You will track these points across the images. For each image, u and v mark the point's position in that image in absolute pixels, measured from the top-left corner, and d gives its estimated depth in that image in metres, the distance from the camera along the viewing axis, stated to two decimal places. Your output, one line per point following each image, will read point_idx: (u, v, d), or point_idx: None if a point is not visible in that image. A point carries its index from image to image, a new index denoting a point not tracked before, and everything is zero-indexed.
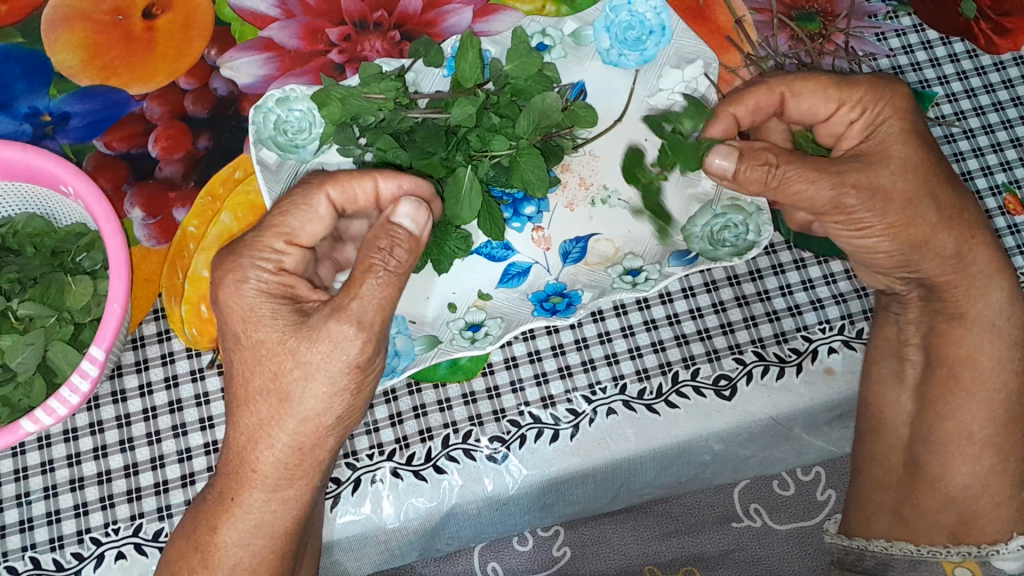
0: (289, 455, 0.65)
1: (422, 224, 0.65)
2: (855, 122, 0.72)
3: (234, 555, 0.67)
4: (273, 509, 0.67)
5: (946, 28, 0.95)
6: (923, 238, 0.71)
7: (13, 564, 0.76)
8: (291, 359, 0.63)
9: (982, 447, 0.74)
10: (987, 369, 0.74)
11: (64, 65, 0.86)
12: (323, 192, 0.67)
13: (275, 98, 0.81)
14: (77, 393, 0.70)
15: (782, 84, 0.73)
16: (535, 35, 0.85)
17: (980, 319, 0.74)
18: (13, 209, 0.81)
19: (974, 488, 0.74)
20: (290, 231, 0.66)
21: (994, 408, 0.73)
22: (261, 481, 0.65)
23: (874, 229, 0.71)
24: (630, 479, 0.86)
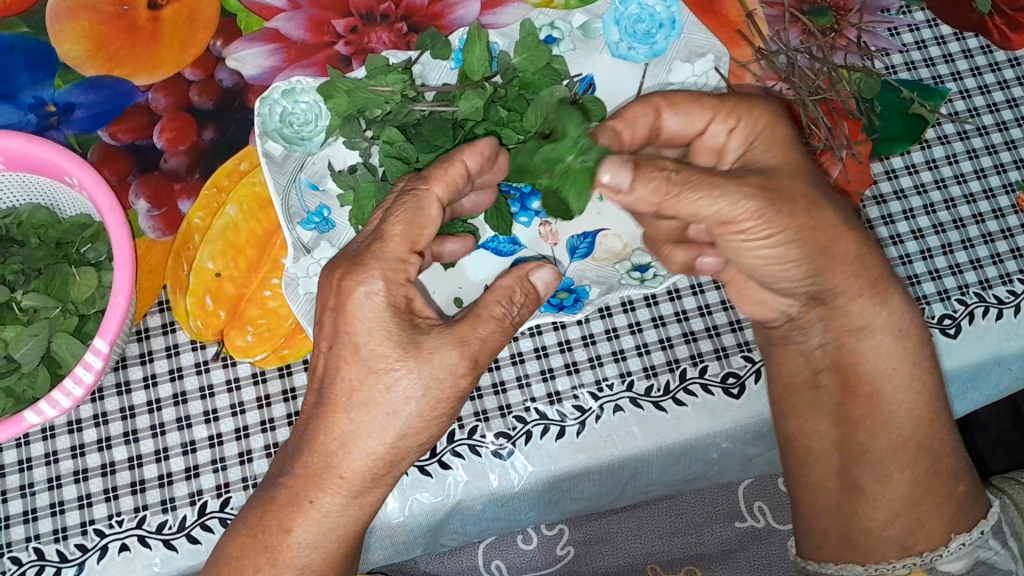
0: (373, 464, 0.64)
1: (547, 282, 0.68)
2: (734, 131, 0.71)
3: (304, 557, 0.65)
4: (350, 515, 0.65)
5: (959, 24, 0.94)
6: (830, 244, 0.69)
7: (16, 555, 0.76)
8: (410, 368, 0.61)
9: (914, 451, 0.70)
10: (897, 375, 0.71)
11: (69, 55, 0.85)
12: (433, 195, 0.65)
13: (281, 91, 0.80)
14: (81, 385, 0.69)
15: (657, 96, 0.71)
16: (543, 28, 0.84)
17: (887, 325, 0.71)
18: (18, 199, 0.81)
19: (913, 496, 0.70)
20: (411, 238, 0.63)
21: (916, 408, 0.70)
22: (347, 487, 0.64)
23: (781, 234, 0.67)
24: (636, 477, 0.85)
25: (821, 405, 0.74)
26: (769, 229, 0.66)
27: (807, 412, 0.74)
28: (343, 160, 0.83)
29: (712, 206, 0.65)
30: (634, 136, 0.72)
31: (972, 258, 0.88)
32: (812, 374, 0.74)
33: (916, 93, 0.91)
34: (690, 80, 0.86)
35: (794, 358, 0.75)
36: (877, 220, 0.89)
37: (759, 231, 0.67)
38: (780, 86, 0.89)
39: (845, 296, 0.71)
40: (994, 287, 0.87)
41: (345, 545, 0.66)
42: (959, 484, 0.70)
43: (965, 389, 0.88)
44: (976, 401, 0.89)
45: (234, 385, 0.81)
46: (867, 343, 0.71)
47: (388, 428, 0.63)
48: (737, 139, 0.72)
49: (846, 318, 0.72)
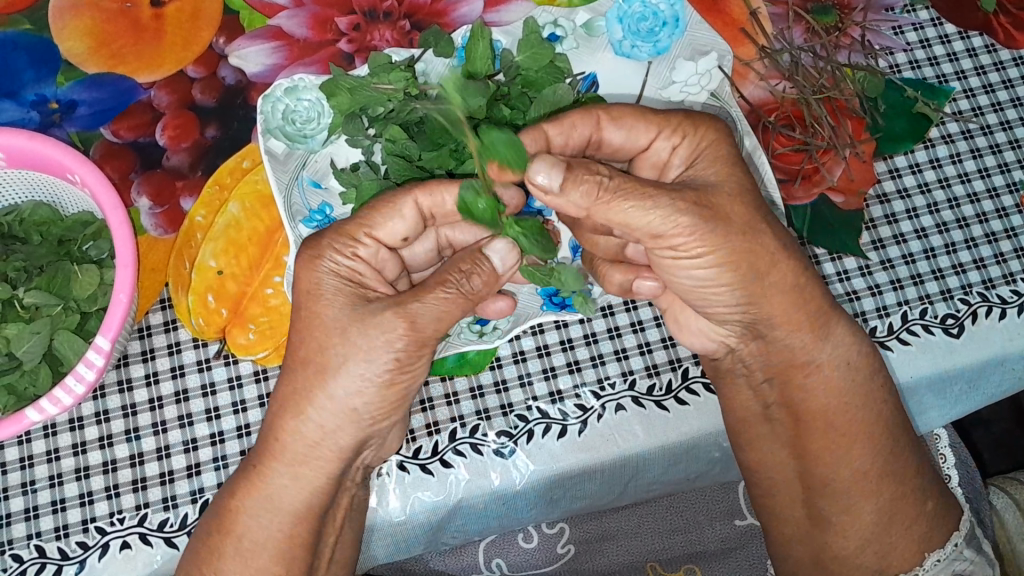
0: (311, 432, 0.66)
1: (509, 264, 0.67)
2: (677, 149, 0.69)
3: (258, 530, 0.67)
4: (290, 486, 0.67)
5: (964, 23, 0.93)
6: (767, 268, 0.66)
7: (18, 552, 0.76)
8: (338, 336, 0.63)
9: (877, 480, 0.72)
10: (851, 407, 0.72)
11: (71, 52, 0.85)
12: (411, 196, 0.67)
13: (284, 88, 0.80)
14: (83, 382, 0.69)
15: (601, 108, 0.68)
16: (547, 26, 0.85)
17: (833, 358, 0.71)
18: (20, 196, 0.81)
19: (882, 522, 0.72)
20: (373, 225, 0.67)
21: (874, 439, 0.71)
22: (282, 451, 0.66)
23: (715, 253, 0.64)
24: (638, 475, 0.84)
25: (775, 438, 0.75)
26: (702, 248, 0.64)
27: (760, 444, 0.76)
28: (346, 158, 0.83)
29: (645, 217, 0.62)
30: (568, 143, 0.69)
31: (975, 257, 0.88)
32: (763, 410, 0.75)
33: (920, 92, 0.91)
34: (693, 78, 0.86)
35: (742, 394, 0.76)
36: (879, 220, 0.89)
37: (692, 248, 0.64)
38: (783, 85, 0.89)
39: (781, 330, 0.70)
40: (997, 287, 0.87)
41: (297, 523, 0.68)
42: (928, 501, 0.72)
43: (966, 389, 0.86)
44: (980, 403, 0.87)
45: (236, 384, 0.81)
46: (812, 378, 0.71)
47: (322, 394, 0.64)
48: (679, 156, 0.69)
49: (788, 351, 0.71)
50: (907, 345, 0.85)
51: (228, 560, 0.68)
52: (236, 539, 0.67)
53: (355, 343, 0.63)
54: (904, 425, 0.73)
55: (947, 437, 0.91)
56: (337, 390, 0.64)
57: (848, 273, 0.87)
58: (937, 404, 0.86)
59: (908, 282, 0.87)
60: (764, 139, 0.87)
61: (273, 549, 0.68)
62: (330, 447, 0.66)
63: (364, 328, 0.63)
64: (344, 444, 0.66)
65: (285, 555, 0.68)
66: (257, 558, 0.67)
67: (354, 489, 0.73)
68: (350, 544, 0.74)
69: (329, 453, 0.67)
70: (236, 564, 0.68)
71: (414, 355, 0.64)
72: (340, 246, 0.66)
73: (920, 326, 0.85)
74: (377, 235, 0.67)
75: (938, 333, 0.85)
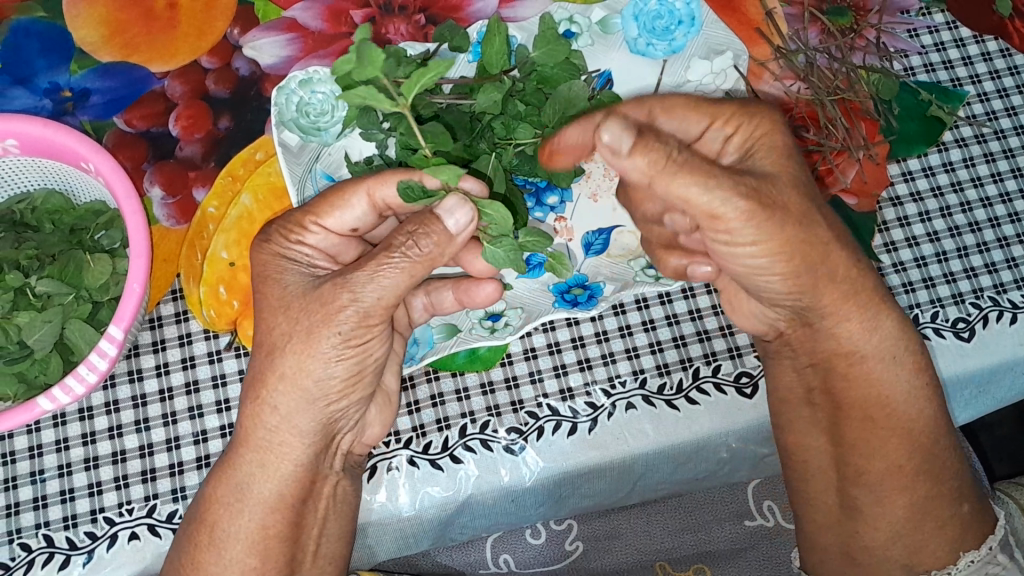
0: (269, 418, 0.64)
1: (464, 224, 0.63)
2: (730, 139, 0.69)
3: (234, 524, 0.66)
4: (258, 479, 0.66)
5: (979, 27, 0.93)
6: (818, 258, 0.66)
7: (26, 541, 0.76)
8: (281, 313, 0.63)
9: (910, 477, 0.70)
10: (895, 400, 0.70)
11: (84, 41, 0.84)
12: (362, 186, 0.66)
13: (298, 80, 0.79)
14: (95, 371, 0.69)
15: (653, 100, 0.70)
16: (563, 22, 0.84)
17: (878, 351, 0.70)
18: (33, 184, 0.81)
19: (915, 518, 0.70)
20: (323, 214, 0.67)
21: (913, 433, 0.70)
22: (246, 439, 0.66)
23: (766, 246, 0.65)
24: (647, 475, 0.84)
25: (815, 421, 0.74)
26: (756, 238, 0.64)
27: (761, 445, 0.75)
28: (359, 151, 0.82)
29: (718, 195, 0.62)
30: None
31: (987, 262, 0.88)
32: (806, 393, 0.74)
33: (934, 95, 0.90)
34: (708, 77, 0.86)
35: None
36: (891, 222, 0.89)
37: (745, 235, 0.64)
38: (798, 86, 0.88)
39: (829, 309, 0.69)
40: (1008, 292, 0.87)
41: (269, 513, 0.67)
42: (965, 503, 0.71)
43: (977, 393, 0.86)
44: (983, 408, 0.87)
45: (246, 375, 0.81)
46: (858, 368, 0.70)
47: (274, 376, 0.63)
48: (733, 145, 0.68)
49: (833, 341, 0.71)
50: None
51: (204, 549, 0.67)
52: (211, 528, 0.67)
53: (295, 317, 0.62)
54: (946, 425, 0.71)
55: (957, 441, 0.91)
56: (287, 369, 0.63)
57: None
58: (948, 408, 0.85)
59: (920, 285, 0.87)
60: None
61: (246, 539, 0.66)
62: (291, 429, 0.65)
63: (306, 305, 0.62)
64: (305, 425, 0.65)
65: (262, 546, 0.67)
66: (230, 550, 0.66)
67: (336, 478, 0.71)
68: (337, 538, 0.72)
69: (291, 437, 0.65)
70: (211, 554, 0.66)
71: (361, 330, 0.62)
72: (286, 232, 0.67)
73: (931, 329, 0.85)
74: (326, 223, 0.67)
75: (950, 337, 0.85)
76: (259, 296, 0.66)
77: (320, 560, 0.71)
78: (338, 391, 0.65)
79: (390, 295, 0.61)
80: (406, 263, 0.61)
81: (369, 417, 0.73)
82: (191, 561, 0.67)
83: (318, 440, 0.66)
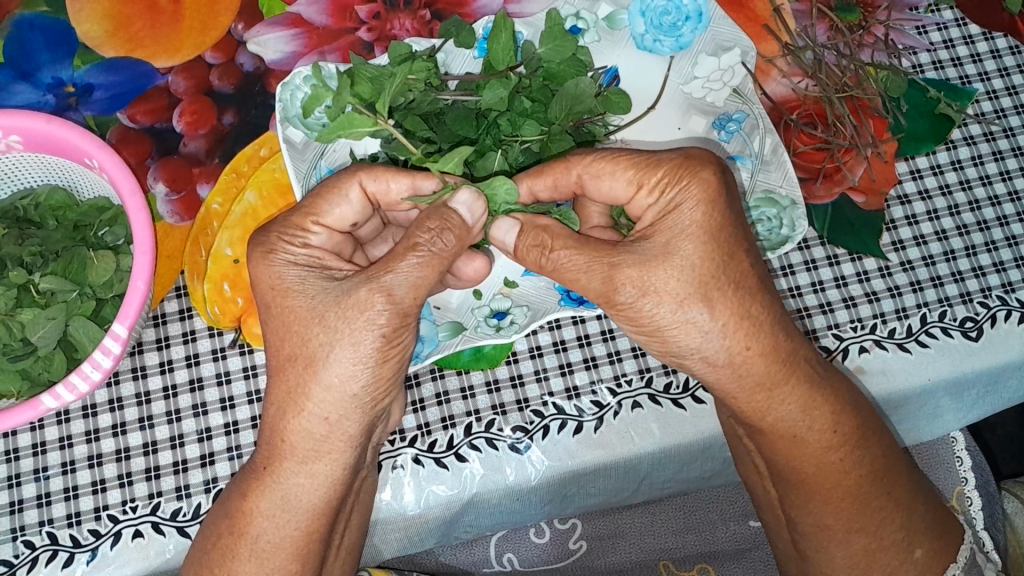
0: (316, 427, 0.63)
1: (477, 216, 0.63)
2: (652, 209, 0.64)
3: (267, 532, 0.67)
4: (303, 482, 0.65)
5: (989, 24, 0.92)
6: (687, 351, 0.65)
7: (30, 538, 0.76)
8: (317, 323, 0.61)
9: (845, 532, 0.71)
10: (813, 466, 0.70)
11: (88, 36, 0.84)
12: (356, 180, 0.66)
13: (303, 75, 0.78)
14: (99, 369, 0.68)
15: (579, 165, 0.67)
16: (569, 18, 0.83)
17: (775, 426, 0.69)
18: (36, 180, 0.81)
19: (859, 566, 0.72)
20: (321, 212, 0.66)
21: (837, 495, 0.70)
22: (292, 451, 0.65)
23: (644, 326, 0.64)
24: (653, 474, 0.84)
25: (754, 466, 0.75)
26: (639, 319, 0.64)
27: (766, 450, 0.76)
28: (364, 148, 0.82)
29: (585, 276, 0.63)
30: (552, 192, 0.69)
31: (995, 260, 0.87)
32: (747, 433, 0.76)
33: (942, 93, 0.90)
34: (715, 74, 0.85)
35: None
36: (900, 220, 0.88)
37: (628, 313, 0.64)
38: (806, 82, 0.88)
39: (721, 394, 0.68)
40: (1016, 291, 0.86)
41: (313, 520, 0.67)
42: (915, 549, 0.72)
43: (983, 393, 0.86)
44: (992, 408, 0.87)
45: (251, 373, 0.81)
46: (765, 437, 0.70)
47: (318, 387, 0.62)
48: (650, 215, 0.64)
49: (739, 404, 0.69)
50: (925, 347, 0.84)
51: (242, 561, 0.67)
52: (251, 541, 0.67)
53: (337, 330, 0.61)
54: (879, 485, 0.71)
55: (964, 440, 0.93)
56: (332, 380, 0.62)
57: (868, 274, 0.86)
58: (954, 406, 0.86)
59: (928, 284, 0.86)
60: (786, 136, 0.87)
61: (291, 546, 0.67)
62: (341, 435, 0.64)
63: (344, 314, 0.60)
64: (354, 429, 0.64)
65: (303, 551, 0.68)
66: (275, 559, 0.67)
67: (365, 473, 0.73)
68: (355, 530, 0.74)
69: (341, 443, 0.64)
70: (253, 565, 0.67)
71: (400, 329, 0.61)
72: (289, 236, 0.65)
73: (938, 329, 0.85)
74: (326, 222, 0.66)
75: (958, 337, 0.84)
76: (278, 311, 0.64)
77: (342, 552, 0.73)
78: (383, 388, 0.64)
79: (423, 289, 0.61)
80: (432, 257, 0.60)
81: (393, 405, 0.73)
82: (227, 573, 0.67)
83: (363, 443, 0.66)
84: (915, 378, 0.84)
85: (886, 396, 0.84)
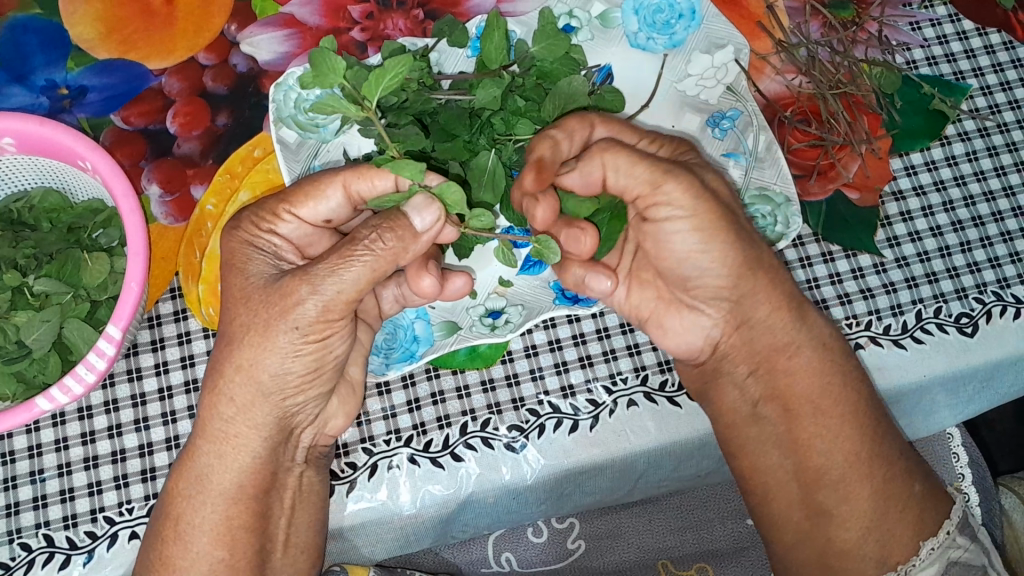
0: (226, 408, 0.65)
1: (429, 222, 0.62)
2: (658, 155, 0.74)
3: (204, 511, 0.66)
4: (214, 463, 0.66)
5: (982, 20, 0.92)
6: (734, 248, 0.69)
7: (26, 541, 0.76)
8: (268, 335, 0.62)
9: (868, 463, 0.71)
10: (835, 389, 0.72)
11: (81, 38, 0.84)
12: (339, 179, 0.66)
13: (295, 76, 0.78)
14: (93, 371, 0.68)
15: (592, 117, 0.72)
16: (562, 16, 0.83)
17: (812, 339, 0.73)
18: (30, 183, 0.81)
19: (881, 505, 0.70)
20: (296, 203, 0.66)
21: (860, 421, 0.72)
22: (203, 429, 0.66)
23: (699, 217, 0.67)
24: (648, 473, 0.84)
25: (765, 437, 0.74)
26: (692, 209, 0.67)
27: (756, 444, 0.74)
28: (358, 148, 0.82)
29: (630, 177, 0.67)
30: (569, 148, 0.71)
31: (991, 256, 0.87)
32: (750, 409, 0.75)
33: (937, 89, 0.90)
34: (709, 71, 0.85)
35: (730, 392, 0.76)
36: (894, 217, 0.88)
37: (682, 207, 0.67)
38: (800, 79, 0.88)
39: (764, 311, 0.72)
40: (1012, 287, 0.86)
41: (231, 504, 0.67)
42: (916, 484, 0.71)
43: (980, 389, 0.86)
44: (982, 405, 0.88)
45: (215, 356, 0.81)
46: (796, 359, 0.73)
47: (231, 367, 0.63)
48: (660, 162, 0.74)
49: (771, 334, 0.73)
50: (921, 343, 0.84)
51: (170, 544, 0.66)
52: (176, 522, 0.67)
53: (256, 310, 0.62)
54: (880, 408, 0.74)
55: (960, 436, 0.93)
56: (244, 359, 0.63)
57: (862, 270, 0.86)
58: (950, 403, 0.86)
59: (923, 280, 0.86)
60: (780, 133, 0.88)
61: (215, 530, 0.66)
62: (247, 421, 0.65)
63: (266, 297, 0.62)
64: (263, 418, 0.65)
65: (229, 538, 0.67)
66: (198, 543, 0.66)
67: (299, 469, 0.72)
68: (308, 526, 0.73)
69: (247, 429, 0.66)
70: (179, 548, 0.66)
71: (322, 324, 0.62)
72: (259, 220, 0.66)
73: (934, 324, 0.85)
74: (300, 214, 0.67)
75: (953, 333, 0.84)
76: (252, 315, 0.62)
77: (291, 550, 0.71)
78: (295, 385, 0.65)
79: (349, 291, 0.61)
80: (371, 257, 0.60)
81: (331, 409, 0.72)
82: (159, 558, 0.67)
83: (275, 433, 0.67)
84: (910, 375, 0.84)
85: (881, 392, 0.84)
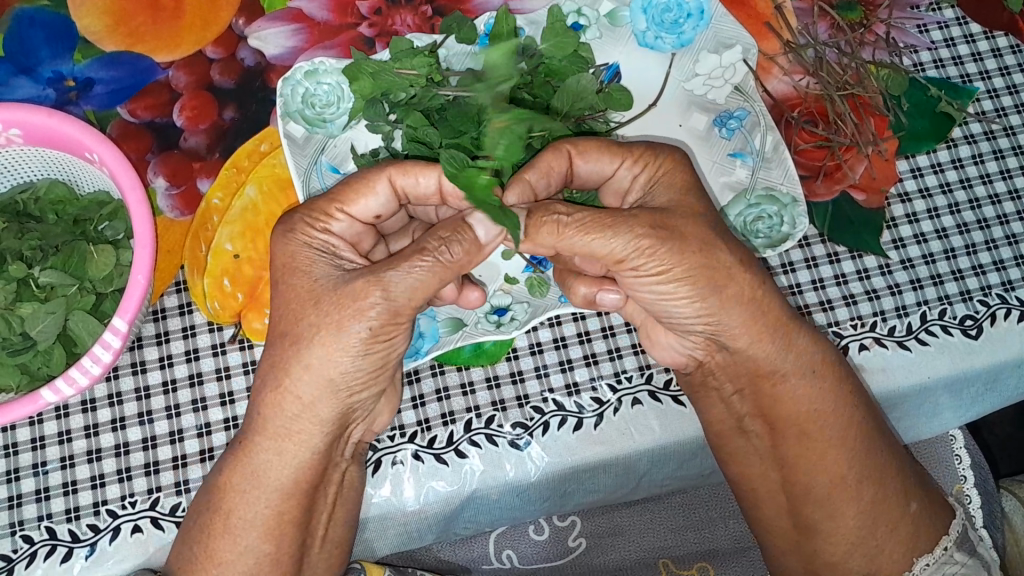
0: (290, 406, 0.64)
1: (491, 236, 0.65)
2: (638, 177, 0.70)
3: (255, 507, 0.66)
4: (270, 459, 0.66)
5: (988, 23, 0.92)
6: (714, 290, 0.67)
7: (28, 533, 0.75)
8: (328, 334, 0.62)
9: (857, 484, 0.71)
10: (823, 416, 0.71)
11: (88, 31, 0.84)
12: (386, 175, 0.66)
13: (304, 71, 0.79)
14: (99, 363, 0.68)
15: (569, 144, 0.69)
16: (570, 15, 0.84)
17: (798, 368, 0.71)
18: (36, 174, 0.80)
19: (869, 524, 0.71)
20: (346, 200, 0.67)
21: (850, 446, 0.71)
22: (264, 426, 0.65)
23: (671, 273, 0.65)
24: (650, 473, 0.84)
25: (754, 449, 0.75)
26: (663, 266, 0.65)
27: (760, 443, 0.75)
28: (365, 143, 0.81)
29: (603, 247, 0.64)
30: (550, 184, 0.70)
31: (995, 259, 0.87)
32: (737, 424, 0.75)
33: (943, 91, 0.90)
34: (716, 71, 0.85)
35: (715, 405, 0.76)
36: (900, 219, 0.88)
37: (651, 268, 0.65)
38: (807, 80, 0.88)
39: (746, 342, 0.70)
40: (1016, 290, 0.86)
41: (283, 500, 0.67)
42: (911, 503, 0.72)
43: (983, 392, 0.86)
44: (986, 407, 0.88)
45: (220, 351, 0.81)
46: (783, 387, 0.71)
47: (299, 365, 0.63)
48: (639, 184, 0.70)
49: (753, 362, 0.71)
50: (925, 345, 0.84)
51: (217, 538, 0.67)
52: (226, 516, 0.67)
53: (327, 310, 0.62)
54: (874, 418, 0.73)
55: (962, 439, 0.93)
56: (314, 360, 0.63)
57: (867, 272, 0.86)
58: (953, 405, 0.86)
59: (928, 283, 0.86)
60: (786, 134, 0.88)
61: (262, 525, 0.67)
62: (312, 417, 0.65)
63: (339, 300, 0.62)
64: (326, 414, 0.65)
65: (277, 532, 0.67)
66: (246, 537, 0.66)
67: (345, 465, 0.72)
68: (344, 523, 0.73)
69: (311, 425, 0.65)
70: (226, 542, 0.67)
71: (389, 325, 0.63)
72: (311, 220, 0.66)
73: (938, 327, 0.85)
74: (351, 211, 0.67)
75: (957, 335, 0.84)
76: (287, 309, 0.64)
77: (325, 545, 0.72)
78: (360, 383, 0.65)
79: (420, 294, 0.62)
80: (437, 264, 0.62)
81: (379, 406, 0.72)
82: (203, 551, 0.67)
83: (335, 428, 0.67)
84: (915, 376, 0.84)
85: (885, 394, 0.84)
